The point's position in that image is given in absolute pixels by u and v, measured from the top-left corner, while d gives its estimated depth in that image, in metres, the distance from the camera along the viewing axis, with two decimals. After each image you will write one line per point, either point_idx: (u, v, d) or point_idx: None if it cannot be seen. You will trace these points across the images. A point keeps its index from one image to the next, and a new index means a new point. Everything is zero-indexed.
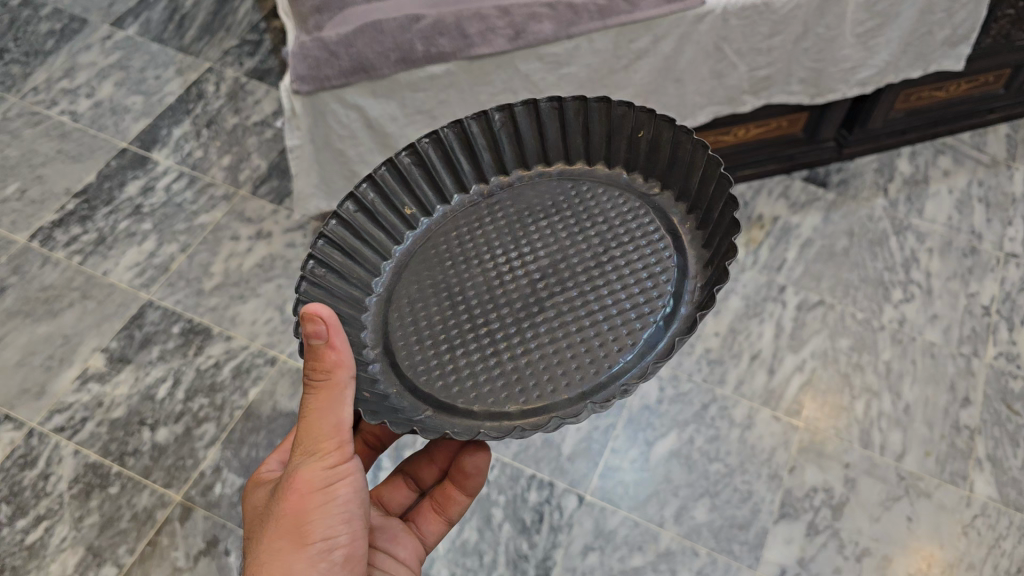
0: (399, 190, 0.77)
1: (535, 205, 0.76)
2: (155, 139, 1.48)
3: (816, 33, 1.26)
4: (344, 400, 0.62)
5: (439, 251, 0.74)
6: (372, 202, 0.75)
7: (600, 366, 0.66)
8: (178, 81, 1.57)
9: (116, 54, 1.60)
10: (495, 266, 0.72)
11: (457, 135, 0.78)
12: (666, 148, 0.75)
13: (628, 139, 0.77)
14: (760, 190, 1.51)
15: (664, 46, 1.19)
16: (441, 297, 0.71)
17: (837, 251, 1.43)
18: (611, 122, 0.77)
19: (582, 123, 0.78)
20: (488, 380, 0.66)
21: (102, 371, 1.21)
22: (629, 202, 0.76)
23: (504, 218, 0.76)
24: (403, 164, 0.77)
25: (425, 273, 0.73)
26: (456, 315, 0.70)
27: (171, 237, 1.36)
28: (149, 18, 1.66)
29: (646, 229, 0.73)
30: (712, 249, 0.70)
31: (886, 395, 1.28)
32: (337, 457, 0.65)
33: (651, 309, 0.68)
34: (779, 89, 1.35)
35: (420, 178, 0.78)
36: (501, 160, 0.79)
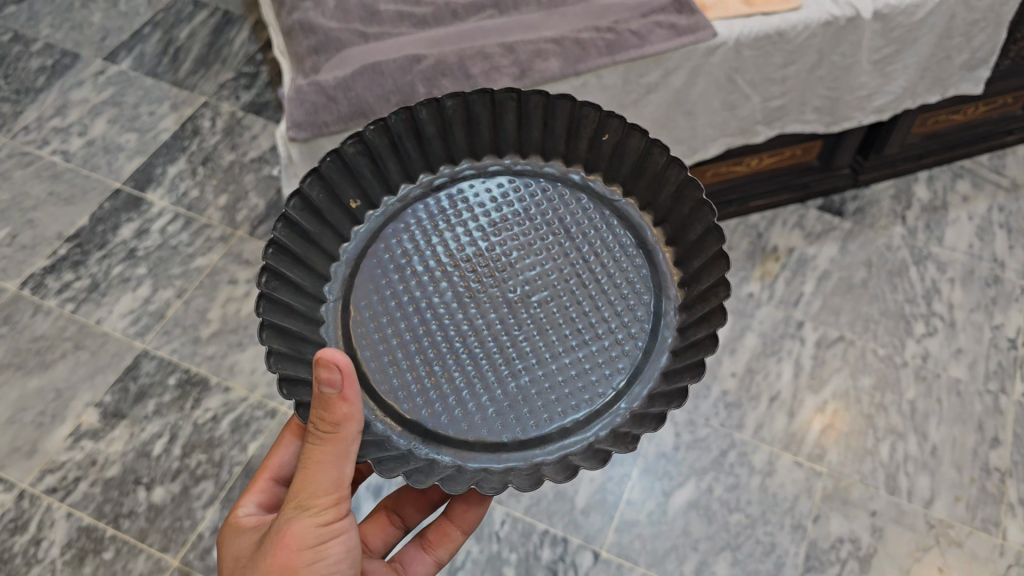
0: (347, 181, 0.66)
1: (495, 206, 0.69)
2: (149, 178, 1.44)
3: (831, 61, 1.22)
4: (349, 453, 0.58)
5: (395, 259, 0.67)
6: (319, 201, 0.64)
7: (598, 391, 0.62)
8: (173, 116, 1.53)
9: (109, 89, 1.56)
10: (463, 278, 0.66)
11: (405, 123, 0.67)
12: (634, 156, 0.68)
13: (591, 139, 0.69)
14: (774, 220, 1.45)
15: (674, 80, 1.14)
16: (403, 310, 0.64)
17: (855, 284, 1.38)
18: (575, 119, 0.68)
19: (543, 115, 0.68)
20: (470, 407, 0.62)
21: (96, 428, 1.16)
22: (596, 208, 0.69)
23: (464, 218, 0.68)
24: (348, 154, 0.65)
25: (381, 280, 0.65)
26: (431, 335, 0.64)
27: (167, 283, 1.31)
28: (143, 52, 1.62)
29: (618, 240, 0.68)
30: (690, 271, 0.64)
31: (911, 436, 1.23)
32: (331, 510, 0.62)
33: (638, 324, 0.64)
34: (793, 119, 1.30)
35: (366, 170, 0.67)
36: (450, 151, 0.69)
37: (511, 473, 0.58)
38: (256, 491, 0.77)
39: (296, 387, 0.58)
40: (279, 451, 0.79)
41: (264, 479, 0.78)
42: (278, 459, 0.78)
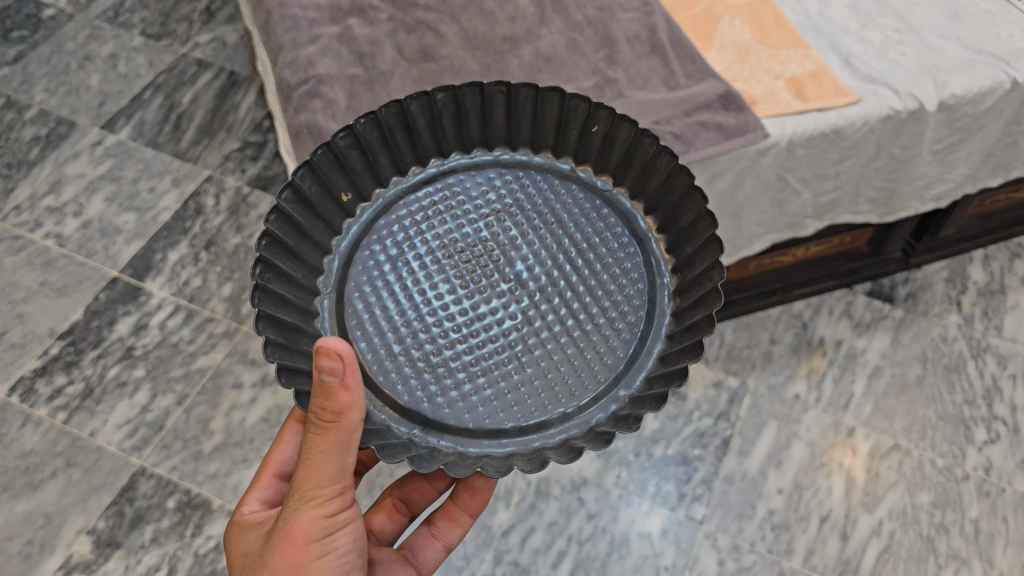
0: (338, 176, 0.65)
1: (483, 199, 0.68)
2: (148, 265, 1.35)
3: (890, 153, 1.11)
4: (348, 446, 0.57)
5: (389, 250, 0.66)
6: (311, 197, 0.63)
7: (597, 376, 0.62)
8: (174, 193, 1.43)
9: (107, 162, 1.47)
10: (458, 267, 0.66)
11: (397, 119, 0.65)
12: (622, 145, 0.66)
13: (580, 132, 0.67)
14: (820, 308, 1.35)
15: (720, 183, 1.03)
16: (401, 297, 0.65)
17: (910, 383, 1.27)
18: (562, 113, 0.66)
19: (532, 105, 0.66)
20: (467, 393, 0.62)
21: (89, 560, 1.09)
22: (587, 200, 0.68)
23: (455, 207, 0.67)
24: (340, 148, 0.64)
25: (376, 270, 0.65)
26: (429, 327, 0.64)
27: (166, 387, 1.22)
28: (143, 118, 1.53)
29: (609, 232, 0.67)
30: (681, 258, 0.64)
31: (976, 563, 1.13)
32: (335, 500, 0.61)
33: (633, 309, 0.64)
34: (845, 211, 1.19)
35: (359, 166, 0.66)
36: (440, 143, 0.68)
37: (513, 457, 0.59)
38: (260, 488, 0.75)
39: (295, 376, 0.56)
40: (282, 446, 0.78)
41: (267, 475, 0.76)
42: (281, 453, 0.77)
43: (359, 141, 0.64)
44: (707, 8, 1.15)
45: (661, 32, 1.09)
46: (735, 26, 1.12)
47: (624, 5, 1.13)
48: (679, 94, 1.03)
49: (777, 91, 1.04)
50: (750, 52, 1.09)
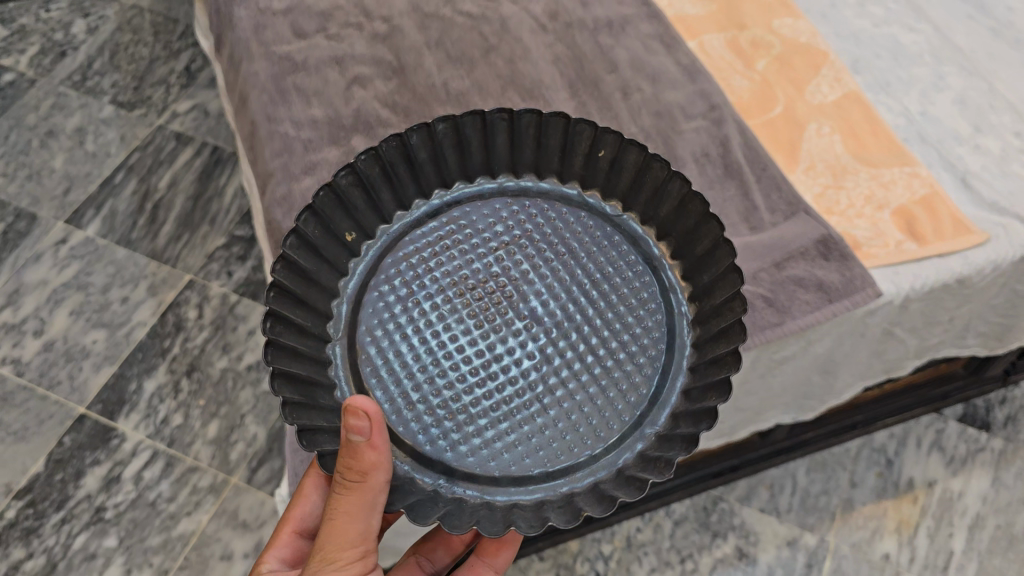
0: (340, 215, 0.64)
1: (497, 230, 0.67)
2: (120, 398, 1.15)
3: (1014, 289, 0.90)
4: (373, 508, 0.58)
5: (407, 285, 0.65)
6: (316, 238, 0.63)
7: (624, 411, 0.62)
8: (150, 303, 1.23)
9: (72, 265, 1.26)
10: (468, 307, 0.65)
11: (397, 150, 0.66)
12: (630, 172, 0.67)
13: (586, 156, 0.68)
14: (906, 438, 1.15)
15: (816, 348, 0.84)
16: (412, 338, 0.64)
17: (1018, 536, 1.08)
18: (569, 135, 0.67)
19: (536, 137, 0.67)
20: (486, 432, 0.62)
21: None
22: (594, 226, 0.68)
23: (470, 238, 0.67)
24: (343, 187, 0.64)
25: (383, 309, 0.64)
26: (445, 369, 0.63)
27: (143, 561, 1.04)
28: (114, 208, 1.32)
29: (623, 254, 0.67)
30: (700, 286, 0.64)
31: None
32: (356, 549, 0.62)
33: (654, 342, 0.64)
34: (949, 344, 0.98)
35: (363, 203, 0.66)
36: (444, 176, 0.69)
37: (544, 506, 0.58)
38: (279, 546, 0.70)
39: (316, 436, 0.56)
40: (302, 499, 0.70)
41: (286, 532, 0.71)
42: (302, 510, 0.70)
43: (363, 179, 0.65)
44: (787, 110, 0.95)
45: (734, 147, 0.90)
46: (824, 135, 0.92)
47: (686, 109, 0.93)
48: (763, 240, 0.83)
49: (884, 228, 0.86)
50: (846, 171, 0.89)
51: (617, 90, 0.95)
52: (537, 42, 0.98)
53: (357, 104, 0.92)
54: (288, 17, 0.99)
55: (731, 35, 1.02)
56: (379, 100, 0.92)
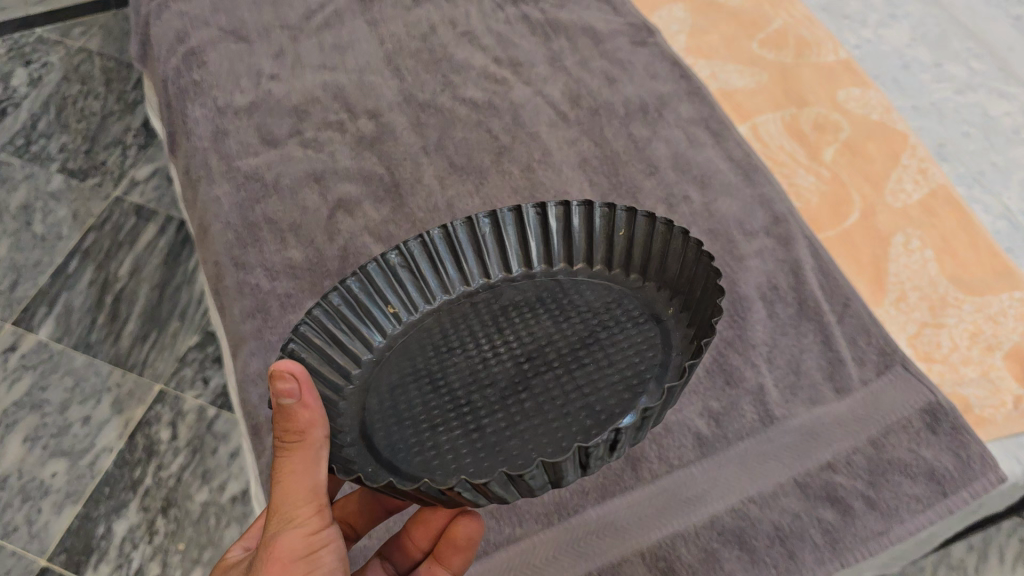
0: (385, 290, 0.65)
1: (524, 298, 0.64)
2: (87, 545, 0.98)
3: None
4: (320, 454, 0.48)
5: (423, 344, 0.62)
6: (355, 304, 0.63)
7: (600, 422, 0.52)
8: (116, 423, 1.07)
9: (24, 380, 1.10)
10: (478, 351, 0.60)
11: (441, 237, 0.67)
12: (639, 250, 0.64)
13: (608, 245, 0.65)
14: (986, 552, 1.01)
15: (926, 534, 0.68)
16: (420, 380, 0.58)
17: None
18: (591, 227, 0.66)
19: (565, 235, 0.67)
20: (458, 445, 0.53)
21: None
22: (611, 292, 0.63)
23: (495, 307, 0.64)
24: (391, 264, 0.66)
25: (405, 359, 0.60)
26: (434, 395, 0.57)
27: None
28: (69, 304, 1.15)
29: (630, 311, 0.60)
30: (700, 318, 0.56)
31: None
32: (319, 516, 0.50)
33: (647, 375, 0.55)
34: None
35: (406, 279, 0.66)
36: (484, 266, 0.67)
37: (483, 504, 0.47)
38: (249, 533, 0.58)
39: None
40: None
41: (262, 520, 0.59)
42: None
43: (409, 258, 0.66)
44: (865, 217, 0.78)
45: (808, 274, 0.74)
46: (913, 252, 0.76)
47: (745, 222, 0.77)
48: (853, 406, 0.68)
49: (998, 378, 0.69)
50: (947, 302, 0.73)
51: (657, 200, 0.78)
52: (557, 139, 0.81)
53: (344, 237, 0.74)
54: (254, 117, 0.83)
55: (789, 116, 0.84)
56: (369, 231, 0.75)
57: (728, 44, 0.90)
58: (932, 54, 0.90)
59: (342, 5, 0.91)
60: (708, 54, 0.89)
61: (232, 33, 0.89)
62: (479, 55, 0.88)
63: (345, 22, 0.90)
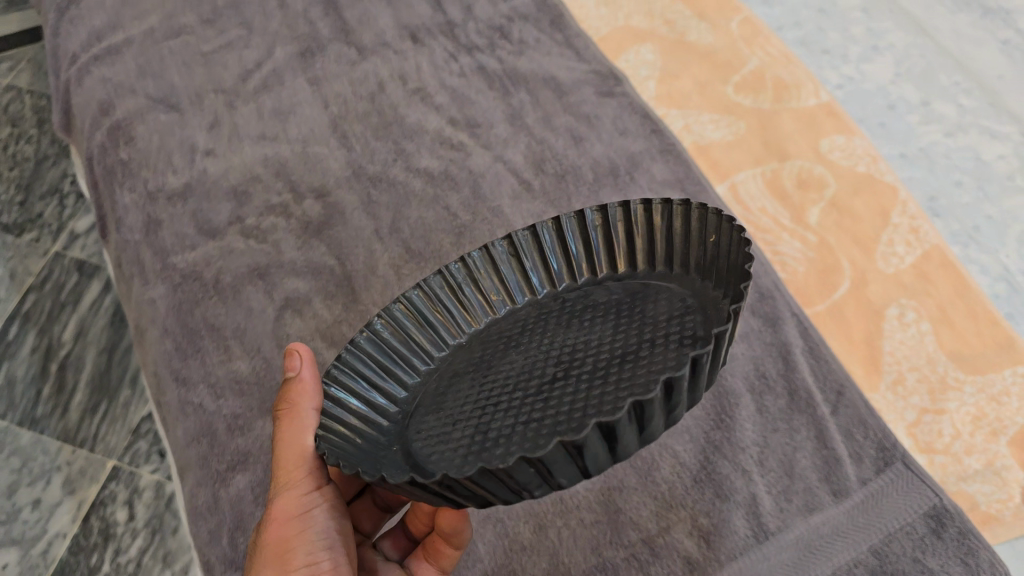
0: (490, 278, 0.60)
1: (611, 300, 0.52)
2: None
3: None
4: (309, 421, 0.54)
5: (486, 349, 0.53)
6: (444, 299, 0.58)
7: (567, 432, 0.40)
8: (69, 505, 1.00)
9: None
10: (532, 349, 0.50)
11: (555, 232, 0.60)
12: (720, 256, 0.49)
13: (699, 243, 0.52)
14: None
15: None
16: (470, 379, 0.50)
17: None
18: (688, 224, 0.53)
19: (667, 234, 0.54)
20: (458, 442, 0.44)
21: None
22: (689, 301, 0.48)
23: (576, 309, 0.53)
24: (498, 254, 0.60)
25: (471, 357, 0.52)
26: (470, 402, 0.47)
27: None
28: (11, 375, 1.08)
29: (691, 324, 0.45)
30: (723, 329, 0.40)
31: None
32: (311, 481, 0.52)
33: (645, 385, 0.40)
34: None
35: (513, 274, 0.59)
36: (585, 265, 0.58)
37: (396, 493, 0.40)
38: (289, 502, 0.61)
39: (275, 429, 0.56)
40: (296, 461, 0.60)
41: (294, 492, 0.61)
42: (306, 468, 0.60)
43: (516, 246, 0.60)
44: (857, 285, 0.72)
45: (799, 359, 0.69)
46: (909, 325, 0.70)
47: None
48: (854, 510, 0.62)
49: (1004, 469, 0.64)
50: (946, 383, 0.68)
51: None
52: (521, 213, 0.74)
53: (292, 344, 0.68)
54: (188, 203, 0.75)
55: (771, 171, 0.78)
56: (320, 336, 0.68)
57: (700, 89, 0.83)
58: (918, 90, 0.84)
59: (281, 63, 0.84)
60: (681, 102, 0.83)
61: (161, 101, 0.82)
62: (433, 116, 0.80)
63: (284, 82, 0.83)
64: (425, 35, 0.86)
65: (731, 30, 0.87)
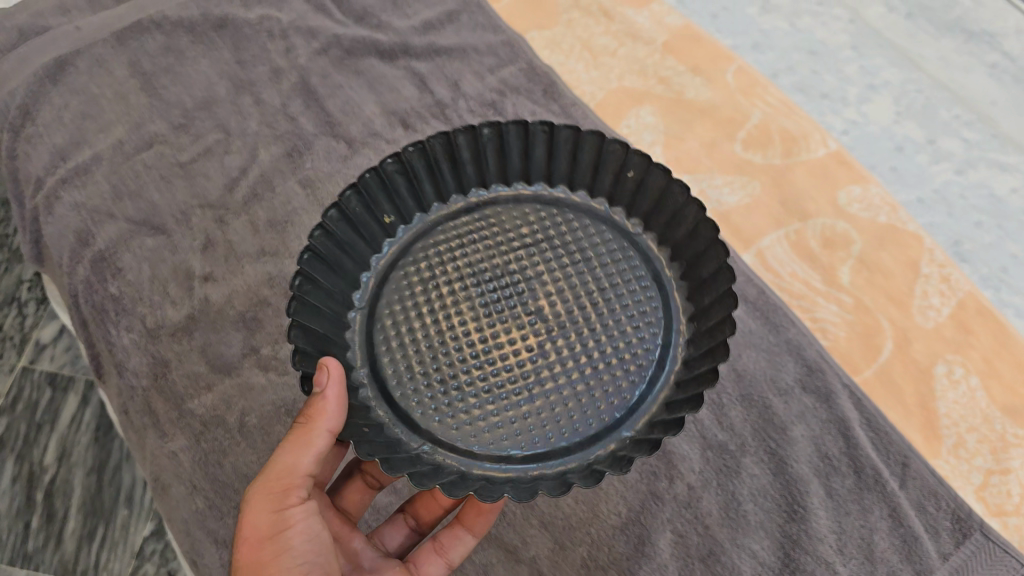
0: (379, 197, 0.59)
1: (522, 223, 0.58)
2: None
3: None
4: (314, 446, 0.49)
5: (414, 276, 0.56)
6: (348, 228, 0.56)
7: (600, 400, 0.51)
8: None
9: None
10: (478, 286, 0.55)
11: (445, 146, 0.60)
12: (652, 194, 0.58)
13: (615, 177, 0.60)
14: None
15: None
16: (421, 314, 0.54)
17: None
18: (601, 156, 0.60)
19: (548, 154, 0.61)
20: (468, 404, 0.51)
21: None
22: (613, 235, 0.58)
23: (491, 231, 0.58)
24: (387, 172, 0.58)
25: (404, 286, 0.55)
26: (445, 344, 0.53)
27: None
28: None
29: (632, 268, 0.56)
30: (701, 307, 0.54)
31: None
32: (285, 497, 0.50)
33: (641, 348, 0.53)
34: None
35: (403, 187, 0.60)
36: (460, 175, 0.61)
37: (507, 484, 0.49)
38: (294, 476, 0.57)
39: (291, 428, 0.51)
40: None
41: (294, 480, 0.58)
42: None
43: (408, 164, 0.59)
44: (899, 344, 0.71)
45: (861, 434, 0.67)
46: (958, 382, 0.70)
47: (777, 379, 0.69)
48: None
49: None
50: (1007, 440, 0.67)
51: None
52: None
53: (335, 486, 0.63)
54: (195, 337, 0.70)
55: (794, 232, 0.76)
56: None
57: (708, 150, 0.81)
58: (922, 128, 0.83)
59: (268, 165, 0.79)
60: (692, 165, 0.80)
61: (144, 224, 0.75)
62: None
63: (275, 188, 0.78)
64: (417, 120, 0.82)
65: (728, 83, 0.84)
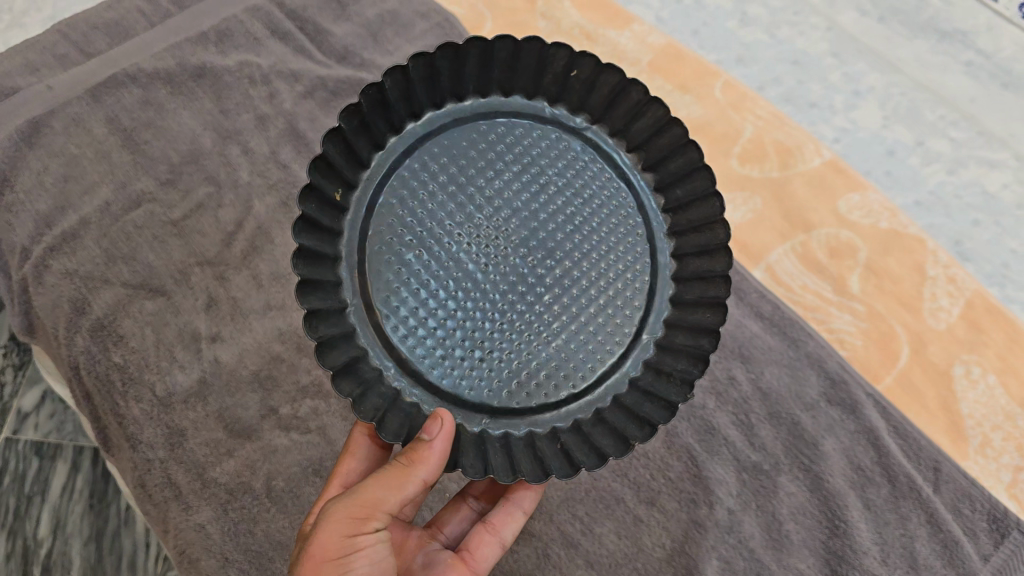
0: (325, 181, 0.46)
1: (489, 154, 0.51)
2: None
3: None
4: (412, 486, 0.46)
5: (396, 247, 0.48)
6: (313, 237, 0.45)
7: (615, 318, 0.51)
8: None
9: None
10: (466, 237, 0.49)
11: (376, 98, 0.47)
12: (606, 89, 0.52)
13: (555, 75, 0.51)
14: None
15: None
16: (411, 281, 0.48)
17: None
18: (543, 59, 0.50)
19: (481, 65, 0.50)
20: (506, 363, 0.49)
21: None
22: (570, 140, 0.52)
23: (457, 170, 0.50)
24: (332, 153, 0.46)
25: (382, 258, 0.48)
26: (451, 304, 0.48)
27: None
28: None
29: (598, 171, 0.52)
30: (674, 197, 0.52)
31: None
32: (360, 526, 0.47)
33: (636, 258, 0.51)
34: None
35: (344, 161, 0.47)
36: (390, 117, 0.49)
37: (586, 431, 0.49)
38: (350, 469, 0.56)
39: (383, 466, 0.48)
40: (354, 451, 0.55)
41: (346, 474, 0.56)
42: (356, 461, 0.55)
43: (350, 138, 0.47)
44: (915, 348, 0.72)
45: (891, 445, 0.67)
46: (977, 381, 0.71)
47: (802, 394, 0.69)
48: None
49: None
50: None
51: (705, 392, 0.68)
52: None
53: None
54: (210, 402, 0.69)
55: (800, 244, 0.77)
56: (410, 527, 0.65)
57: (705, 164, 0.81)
58: (910, 131, 0.85)
59: (264, 217, 0.77)
60: None
61: (141, 287, 0.72)
62: None
63: (274, 240, 0.76)
64: None
65: (717, 99, 0.85)
